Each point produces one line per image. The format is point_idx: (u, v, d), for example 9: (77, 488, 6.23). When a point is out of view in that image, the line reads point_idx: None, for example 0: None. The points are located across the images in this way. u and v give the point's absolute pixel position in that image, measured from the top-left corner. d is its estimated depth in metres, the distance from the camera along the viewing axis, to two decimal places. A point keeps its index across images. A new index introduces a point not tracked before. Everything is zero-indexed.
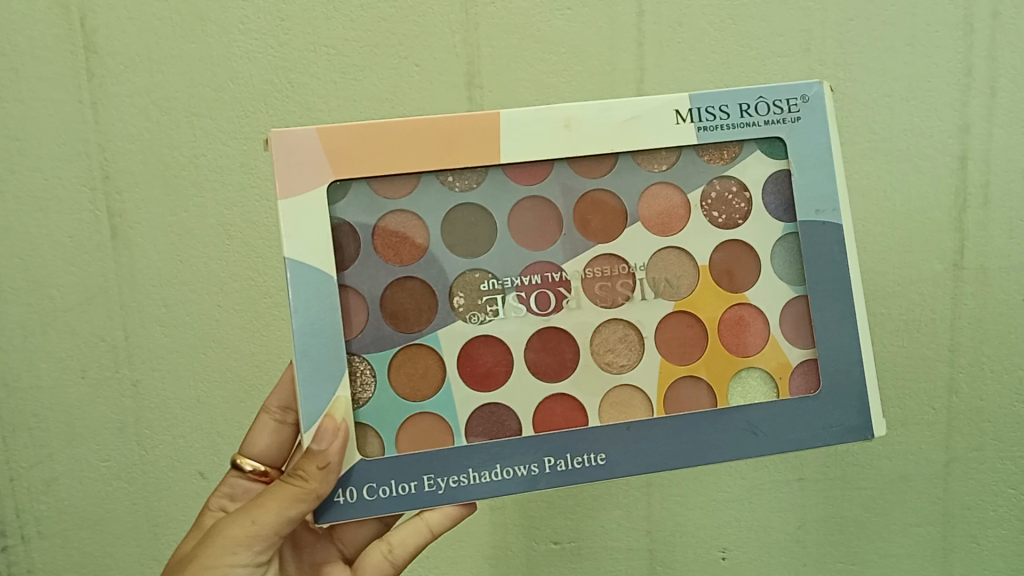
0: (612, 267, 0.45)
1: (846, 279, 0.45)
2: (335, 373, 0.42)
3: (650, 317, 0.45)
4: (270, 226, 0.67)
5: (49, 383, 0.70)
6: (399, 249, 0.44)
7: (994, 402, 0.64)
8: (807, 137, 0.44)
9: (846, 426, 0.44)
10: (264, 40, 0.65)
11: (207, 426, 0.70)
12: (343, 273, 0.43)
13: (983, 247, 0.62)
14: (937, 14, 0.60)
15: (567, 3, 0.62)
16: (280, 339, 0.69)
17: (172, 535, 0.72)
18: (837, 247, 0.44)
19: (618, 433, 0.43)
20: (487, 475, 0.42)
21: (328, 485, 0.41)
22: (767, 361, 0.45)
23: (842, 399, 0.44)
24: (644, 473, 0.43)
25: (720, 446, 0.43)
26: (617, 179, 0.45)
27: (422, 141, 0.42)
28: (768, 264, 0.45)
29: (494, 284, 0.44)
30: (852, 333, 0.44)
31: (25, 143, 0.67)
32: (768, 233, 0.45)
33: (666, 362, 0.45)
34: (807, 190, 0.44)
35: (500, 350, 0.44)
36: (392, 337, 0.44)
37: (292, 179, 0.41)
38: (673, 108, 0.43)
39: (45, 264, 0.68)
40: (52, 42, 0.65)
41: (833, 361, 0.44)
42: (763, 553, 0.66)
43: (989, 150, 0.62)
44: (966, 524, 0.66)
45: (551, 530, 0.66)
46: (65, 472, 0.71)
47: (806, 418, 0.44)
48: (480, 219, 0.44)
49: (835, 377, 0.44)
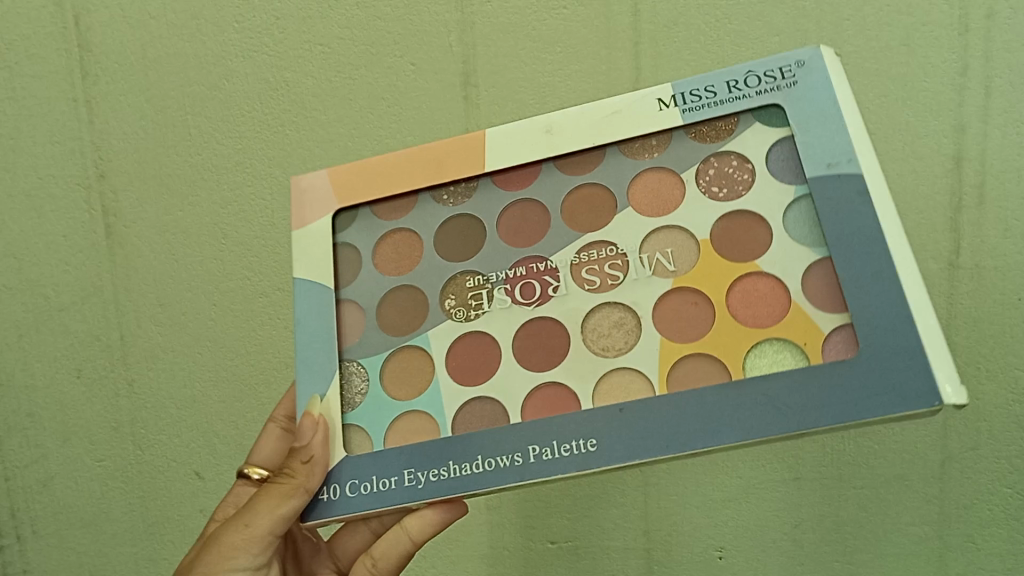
0: (600, 251, 0.43)
1: (877, 230, 0.38)
2: (325, 376, 0.43)
3: (645, 297, 0.42)
4: (263, 225, 0.67)
5: (43, 383, 0.72)
6: (396, 262, 0.45)
7: (989, 402, 0.63)
8: (807, 100, 0.40)
9: (901, 392, 0.35)
10: (259, 38, 0.65)
11: (202, 426, 0.69)
12: (344, 288, 0.45)
13: (979, 247, 0.61)
14: (932, 14, 0.60)
15: (561, 3, 0.62)
16: (273, 340, 0.67)
17: (167, 536, 0.71)
18: (861, 199, 0.38)
19: (609, 417, 0.39)
20: (468, 467, 0.40)
21: (315, 479, 0.41)
22: (790, 331, 0.39)
23: (885, 360, 0.36)
24: (640, 459, 0.38)
25: (732, 425, 0.37)
26: (606, 172, 0.44)
27: (414, 163, 0.45)
28: (780, 230, 0.40)
29: (480, 280, 0.44)
30: (893, 288, 0.37)
31: (19, 142, 0.69)
32: (776, 200, 0.41)
33: (668, 341, 0.41)
34: (812, 148, 0.40)
35: (489, 347, 0.43)
36: (384, 341, 0.44)
37: (302, 211, 0.45)
38: (656, 97, 0.42)
39: (39, 264, 0.70)
40: (46, 41, 0.67)
41: (870, 320, 0.37)
42: (759, 552, 0.66)
43: (986, 149, 0.61)
44: (963, 524, 0.64)
45: (547, 530, 0.69)
46: (59, 472, 0.72)
47: (842, 387, 0.36)
48: (470, 225, 0.45)
49: (874, 336, 0.36)
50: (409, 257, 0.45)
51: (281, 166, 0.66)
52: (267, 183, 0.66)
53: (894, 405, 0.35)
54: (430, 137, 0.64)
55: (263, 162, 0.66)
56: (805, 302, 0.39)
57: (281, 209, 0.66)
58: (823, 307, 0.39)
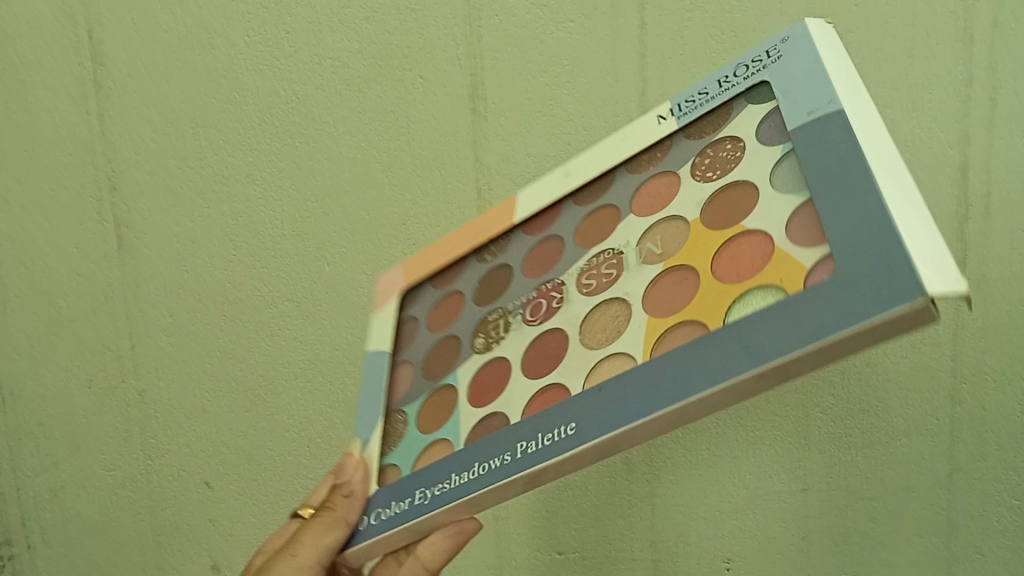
0: (600, 258, 0.41)
1: (856, 152, 0.32)
2: (370, 424, 0.46)
3: (636, 285, 0.38)
4: (271, 236, 0.68)
5: (55, 392, 0.74)
6: (442, 317, 0.48)
7: (998, 412, 0.62)
8: (791, 66, 0.38)
9: (871, 297, 0.28)
10: (268, 51, 0.65)
11: (213, 435, 0.72)
12: (401, 353, 0.48)
13: (985, 256, 0.62)
14: (938, 25, 0.59)
15: (569, 15, 0.61)
16: (283, 350, 0.69)
17: (176, 545, 0.75)
18: (843, 131, 0.34)
19: (590, 400, 0.36)
20: (465, 476, 0.39)
21: (355, 513, 0.43)
22: (770, 275, 0.33)
23: (856, 267, 0.29)
24: (614, 434, 0.34)
25: (699, 376, 0.32)
26: (614, 194, 0.44)
27: (460, 234, 0.49)
28: (766, 186, 0.36)
29: (502, 313, 0.44)
30: (868, 198, 0.31)
31: (35, 154, 0.70)
32: (764, 163, 0.37)
33: (653, 317, 0.36)
34: (795, 104, 0.36)
35: (501, 368, 0.42)
36: (422, 387, 0.46)
37: (374, 296, 0.51)
38: (657, 114, 0.44)
39: (54, 273, 0.72)
40: (62, 55, 0.68)
41: (844, 235, 0.30)
42: (765, 562, 0.68)
43: (991, 160, 0.61)
44: (969, 534, 0.65)
45: (554, 541, 0.72)
46: (70, 481, 0.76)
47: (810, 309, 0.30)
48: (502, 270, 0.46)
49: (846, 247, 0.30)
50: (451, 311, 0.47)
51: (292, 178, 0.67)
52: (277, 195, 0.67)
53: (863, 311, 0.29)
54: (438, 149, 0.64)
55: (273, 174, 0.67)
56: (785, 243, 0.33)
57: (290, 220, 0.67)
58: (809, 244, 0.32)
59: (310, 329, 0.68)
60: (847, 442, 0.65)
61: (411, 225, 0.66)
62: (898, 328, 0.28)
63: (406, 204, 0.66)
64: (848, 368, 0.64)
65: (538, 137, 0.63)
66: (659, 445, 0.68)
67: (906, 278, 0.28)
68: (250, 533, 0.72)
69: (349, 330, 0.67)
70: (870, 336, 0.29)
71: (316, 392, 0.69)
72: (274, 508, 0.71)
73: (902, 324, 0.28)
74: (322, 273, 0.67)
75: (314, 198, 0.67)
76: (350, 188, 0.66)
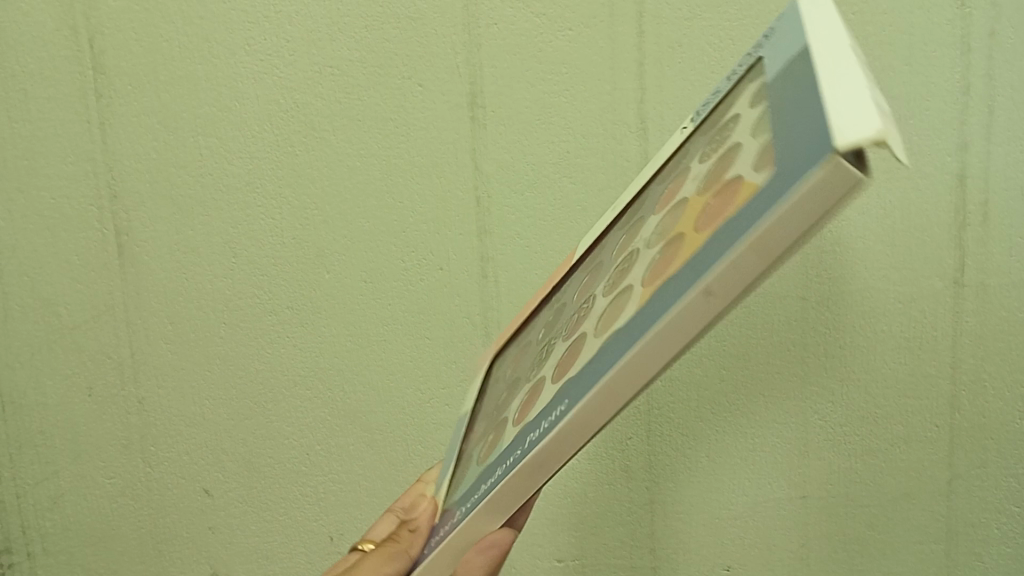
0: (623, 261, 0.40)
1: (808, 71, 0.29)
2: (448, 469, 0.48)
3: (639, 268, 0.36)
4: (273, 245, 0.68)
5: (55, 401, 0.74)
6: (514, 364, 0.49)
7: (997, 419, 0.65)
8: (779, 34, 0.36)
9: (788, 174, 0.25)
10: (269, 60, 0.65)
11: (213, 443, 0.73)
12: (483, 404, 0.50)
13: (983, 265, 0.63)
14: (936, 33, 0.60)
15: (567, 23, 0.61)
16: (284, 358, 0.70)
17: (176, 552, 0.76)
18: (802, 61, 0.31)
19: (580, 376, 0.33)
20: (488, 482, 0.37)
21: (417, 546, 0.43)
22: (729, 202, 0.29)
23: (784, 157, 0.26)
24: (592, 397, 0.31)
25: (658, 314, 0.29)
26: (645, 207, 0.43)
27: (538, 296, 0.53)
28: (746, 136, 0.33)
29: (550, 340, 0.44)
30: (808, 97, 0.27)
31: (32, 162, 0.70)
32: (748, 121, 0.34)
33: (642, 287, 0.33)
34: (775, 62, 0.34)
35: (536, 384, 0.41)
36: (486, 425, 0.46)
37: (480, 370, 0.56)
38: (681, 127, 0.44)
39: (53, 281, 0.72)
40: (61, 63, 0.67)
41: (783, 137, 0.27)
42: (765, 569, 0.69)
43: (989, 168, 0.61)
44: (970, 541, 0.68)
45: (554, 548, 0.71)
46: (70, 489, 0.76)
47: (744, 210, 0.27)
48: (561, 307, 0.47)
49: (781, 146, 0.27)
50: (520, 356, 0.49)
51: (290, 185, 0.67)
52: (278, 203, 0.68)
53: (783, 190, 0.25)
54: (437, 157, 0.65)
55: (274, 182, 0.67)
56: (745, 170, 0.30)
57: (291, 228, 0.68)
58: (762, 161, 0.29)
59: (308, 335, 0.70)
60: (847, 448, 0.67)
61: (410, 233, 0.67)
62: (826, 192, 0.24)
63: (405, 212, 0.66)
64: (848, 375, 0.65)
65: (536, 145, 0.63)
66: (659, 452, 0.68)
67: (823, 141, 0.24)
68: (247, 540, 0.75)
69: (350, 337, 0.69)
70: (801, 211, 0.25)
71: (317, 399, 0.71)
72: (275, 515, 0.74)
73: (827, 186, 0.24)
74: (321, 279, 0.69)
75: (313, 205, 0.67)
76: (349, 196, 0.67)
